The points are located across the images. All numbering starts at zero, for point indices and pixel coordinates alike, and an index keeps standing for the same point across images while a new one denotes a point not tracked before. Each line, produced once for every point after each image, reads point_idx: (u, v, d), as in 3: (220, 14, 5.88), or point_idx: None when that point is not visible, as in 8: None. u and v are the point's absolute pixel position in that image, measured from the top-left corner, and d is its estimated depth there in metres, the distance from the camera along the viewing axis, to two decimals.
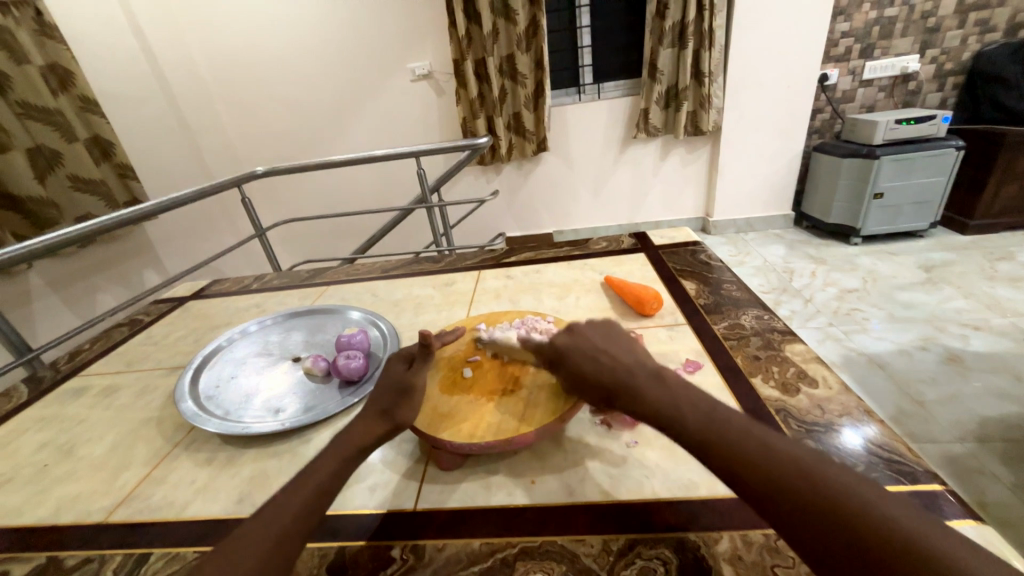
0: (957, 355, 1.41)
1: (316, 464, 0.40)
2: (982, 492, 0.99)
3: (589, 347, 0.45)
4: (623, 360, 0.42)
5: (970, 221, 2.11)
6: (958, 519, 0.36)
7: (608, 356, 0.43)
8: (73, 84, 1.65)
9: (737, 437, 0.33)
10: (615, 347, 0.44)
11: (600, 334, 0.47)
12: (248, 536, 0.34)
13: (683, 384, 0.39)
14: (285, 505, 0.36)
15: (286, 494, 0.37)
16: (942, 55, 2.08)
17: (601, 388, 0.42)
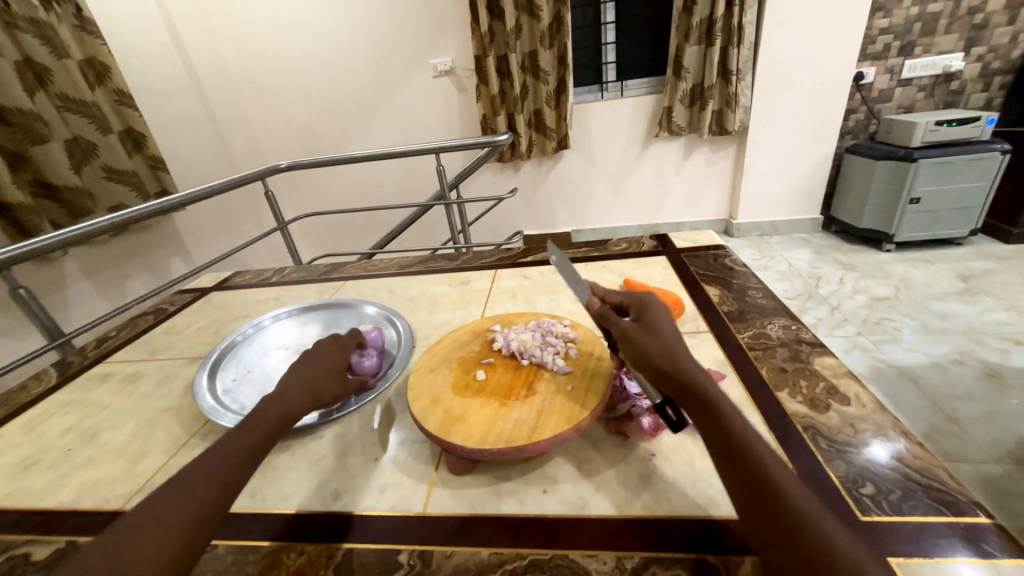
0: (996, 370, 1.34)
1: (237, 430, 0.41)
2: (1020, 516, 0.94)
3: (661, 325, 0.42)
4: (690, 355, 0.40)
5: (1013, 229, 2.00)
6: (1004, 555, 0.33)
7: (676, 345, 0.40)
8: (109, 77, 1.69)
9: (777, 481, 0.31)
10: (683, 339, 0.42)
11: (671, 317, 0.44)
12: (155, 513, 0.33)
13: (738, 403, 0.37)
14: (205, 474, 0.36)
15: (210, 456, 0.38)
16: (989, 53, 1.97)
17: (655, 366, 0.39)
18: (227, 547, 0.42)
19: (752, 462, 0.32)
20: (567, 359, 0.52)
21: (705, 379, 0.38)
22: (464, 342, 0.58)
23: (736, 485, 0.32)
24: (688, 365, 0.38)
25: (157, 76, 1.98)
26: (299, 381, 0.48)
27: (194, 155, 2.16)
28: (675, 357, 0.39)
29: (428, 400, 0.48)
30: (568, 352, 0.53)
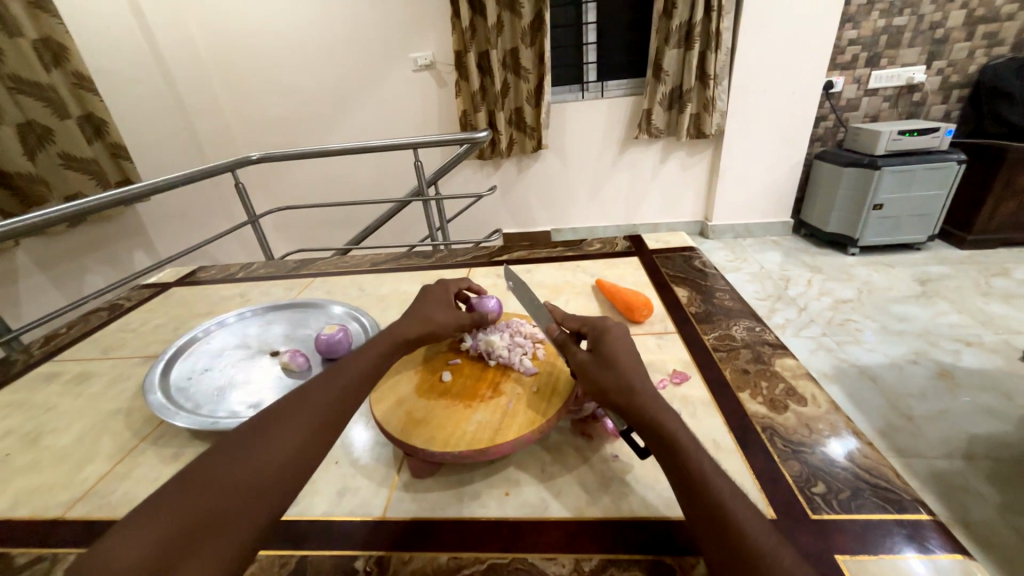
0: (949, 370, 1.40)
1: (293, 424, 0.38)
2: (966, 509, 0.99)
3: (615, 354, 0.43)
4: (646, 386, 0.40)
5: (967, 235, 2.10)
6: (942, 550, 0.34)
7: (633, 374, 0.41)
8: (66, 59, 1.60)
9: (732, 517, 0.31)
10: (639, 366, 0.42)
11: (628, 344, 0.45)
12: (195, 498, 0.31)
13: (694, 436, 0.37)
14: (248, 468, 0.34)
15: (248, 451, 0.35)
16: (949, 67, 2.07)
17: (612, 398, 0.40)
18: None
19: (704, 489, 0.33)
20: (535, 359, 0.52)
21: (662, 409, 0.38)
22: (432, 342, 0.57)
23: (691, 518, 0.33)
24: (643, 397, 0.39)
25: (121, 59, 1.88)
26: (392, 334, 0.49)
27: (161, 143, 2.07)
28: (630, 389, 0.40)
29: (390, 403, 0.47)
30: (536, 353, 0.53)
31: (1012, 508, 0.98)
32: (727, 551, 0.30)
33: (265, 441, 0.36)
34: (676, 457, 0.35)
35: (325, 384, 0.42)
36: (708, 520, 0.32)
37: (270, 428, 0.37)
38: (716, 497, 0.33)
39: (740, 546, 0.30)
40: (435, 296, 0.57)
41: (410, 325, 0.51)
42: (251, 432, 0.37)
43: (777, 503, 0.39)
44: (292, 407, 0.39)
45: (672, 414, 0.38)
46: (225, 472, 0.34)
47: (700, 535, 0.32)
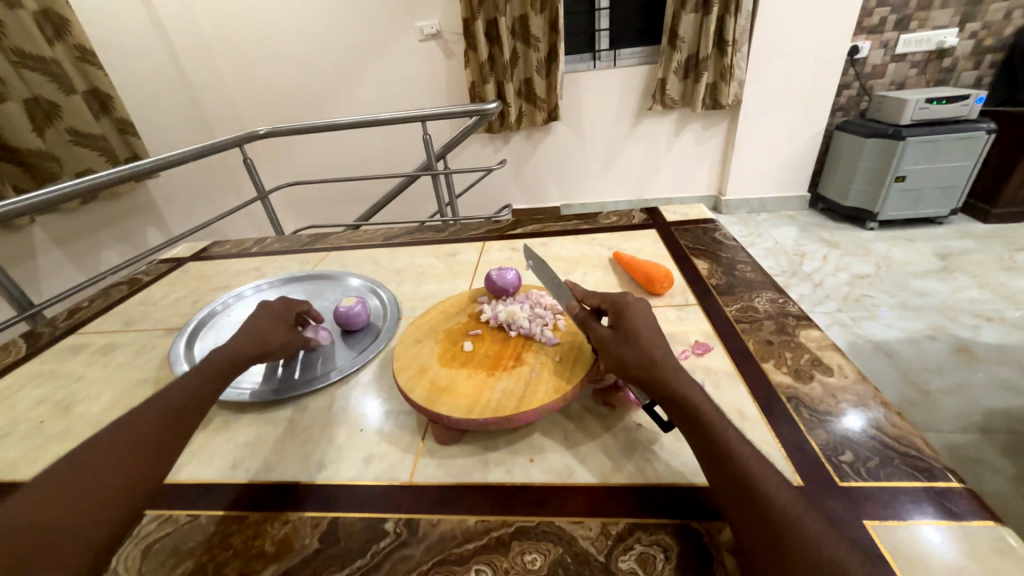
0: (967, 345, 1.38)
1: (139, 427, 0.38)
2: (980, 482, 0.99)
3: (635, 329, 0.43)
4: (666, 360, 0.40)
5: (992, 208, 2.04)
6: (973, 517, 0.34)
7: (654, 348, 0.41)
8: (68, 32, 1.57)
9: (759, 486, 0.31)
10: (660, 340, 0.42)
11: (651, 319, 0.44)
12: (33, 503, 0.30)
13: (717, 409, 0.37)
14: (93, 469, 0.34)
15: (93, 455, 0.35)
16: (983, 29, 1.96)
17: (632, 372, 0.40)
18: (209, 517, 0.41)
19: (732, 460, 0.33)
20: (556, 330, 0.52)
21: (683, 383, 0.38)
22: (451, 315, 0.57)
23: (719, 487, 0.33)
24: (664, 372, 0.38)
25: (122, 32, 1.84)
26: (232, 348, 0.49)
27: (167, 119, 2.05)
28: (650, 362, 0.39)
29: (413, 372, 0.47)
30: (557, 324, 0.53)
31: None
32: (754, 521, 0.30)
33: (103, 455, 0.35)
34: (699, 429, 0.35)
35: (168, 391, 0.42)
36: (733, 489, 0.32)
37: (102, 445, 0.36)
38: (743, 467, 0.32)
39: (768, 515, 0.30)
40: (274, 313, 0.56)
41: (246, 345, 0.50)
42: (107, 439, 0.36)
43: (804, 470, 0.39)
44: (129, 421, 0.38)
45: (695, 387, 0.38)
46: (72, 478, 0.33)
47: (727, 505, 0.32)
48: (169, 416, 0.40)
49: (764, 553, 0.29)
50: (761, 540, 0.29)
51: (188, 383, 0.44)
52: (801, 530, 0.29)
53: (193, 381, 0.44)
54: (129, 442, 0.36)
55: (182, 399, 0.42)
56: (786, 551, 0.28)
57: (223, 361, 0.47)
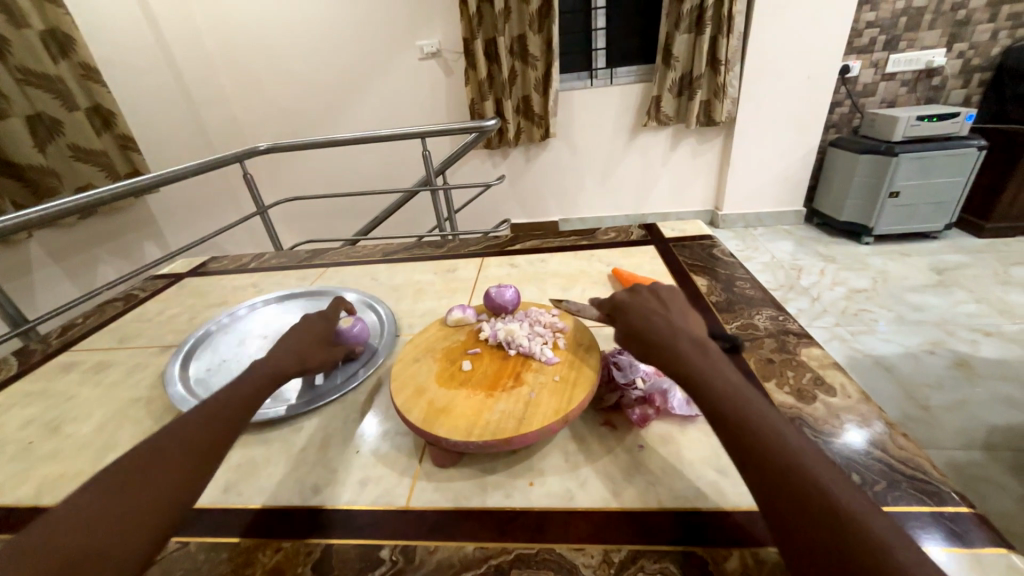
0: (967, 360, 1.38)
1: (187, 433, 0.38)
2: (985, 500, 0.98)
3: (645, 306, 0.47)
4: (674, 325, 0.43)
5: (986, 223, 2.05)
6: (984, 543, 0.33)
7: (660, 318, 0.44)
8: (73, 50, 1.58)
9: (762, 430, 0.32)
10: (674, 313, 0.46)
11: (682, 300, 0.48)
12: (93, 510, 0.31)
13: (723, 364, 0.39)
14: (145, 476, 0.34)
15: (147, 463, 0.35)
16: (970, 49, 2.00)
17: (642, 331, 0.44)
18: (199, 544, 0.40)
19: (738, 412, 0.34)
20: (556, 349, 0.51)
21: (687, 341, 0.41)
22: (450, 332, 0.57)
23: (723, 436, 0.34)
24: (665, 334, 0.42)
25: (126, 50, 1.87)
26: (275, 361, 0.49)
27: (168, 134, 2.07)
28: (656, 330, 0.43)
29: (411, 391, 0.47)
30: (557, 343, 0.52)
31: None
32: (748, 454, 0.32)
33: (148, 467, 0.35)
34: (699, 379, 0.37)
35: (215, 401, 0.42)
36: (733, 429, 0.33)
37: (143, 458, 0.36)
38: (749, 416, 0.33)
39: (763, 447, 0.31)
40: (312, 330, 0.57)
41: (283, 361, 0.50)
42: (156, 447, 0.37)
43: None
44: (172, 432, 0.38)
45: (698, 346, 0.40)
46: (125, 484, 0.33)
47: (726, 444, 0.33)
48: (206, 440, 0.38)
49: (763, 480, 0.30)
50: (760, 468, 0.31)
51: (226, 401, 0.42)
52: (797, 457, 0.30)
53: (237, 392, 0.44)
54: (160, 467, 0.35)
55: (217, 419, 0.40)
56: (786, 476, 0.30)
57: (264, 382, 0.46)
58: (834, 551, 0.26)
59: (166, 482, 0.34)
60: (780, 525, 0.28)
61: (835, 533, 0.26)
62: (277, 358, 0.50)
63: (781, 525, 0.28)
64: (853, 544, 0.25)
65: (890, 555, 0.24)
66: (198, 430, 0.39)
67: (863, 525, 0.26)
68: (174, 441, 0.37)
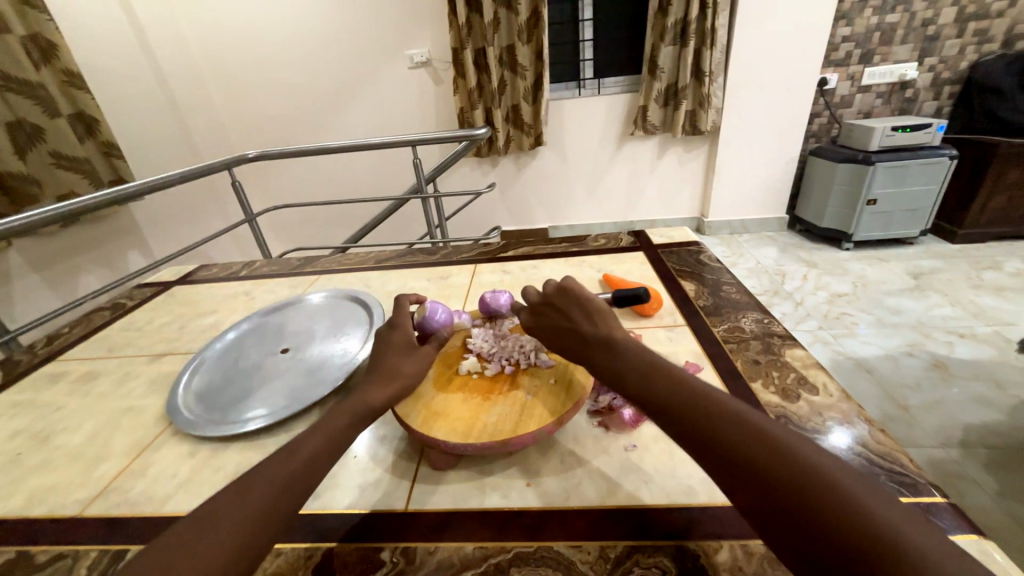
0: (943, 361, 1.43)
1: (275, 465, 0.36)
2: (963, 496, 1.01)
3: (551, 321, 0.47)
4: (581, 329, 0.44)
5: (958, 230, 2.14)
6: (958, 530, 0.35)
7: (568, 327, 0.45)
8: (56, 57, 1.57)
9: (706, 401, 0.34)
10: (576, 313, 0.46)
11: (580, 294, 0.46)
12: (183, 542, 0.30)
13: (638, 348, 0.40)
14: (232, 511, 0.32)
15: (234, 496, 0.33)
16: (940, 63, 2.10)
17: (565, 352, 0.45)
18: None
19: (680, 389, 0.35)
20: (550, 353, 0.52)
21: (598, 343, 0.42)
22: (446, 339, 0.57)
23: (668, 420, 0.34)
24: (583, 347, 0.43)
25: (109, 57, 1.84)
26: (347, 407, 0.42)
27: (153, 141, 2.04)
28: (574, 344, 0.44)
29: (410, 396, 0.47)
30: None
31: (1008, 495, 1.00)
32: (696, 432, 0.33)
33: (233, 502, 0.33)
34: (625, 378, 0.38)
35: (312, 430, 0.39)
36: (670, 418, 0.34)
37: (234, 491, 0.34)
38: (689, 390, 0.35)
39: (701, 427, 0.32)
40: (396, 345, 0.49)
41: (378, 389, 0.44)
42: (248, 479, 0.35)
43: None
44: (264, 466, 0.36)
45: (608, 344, 0.41)
46: (210, 520, 0.32)
47: (669, 434, 0.34)
48: (252, 515, 0.32)
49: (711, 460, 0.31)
50: (706, 450, 0.32)
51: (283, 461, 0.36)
52: (732, 422, 0.32)
53: (330, 422, 0.40)
54: (197, 548, 0.30)
55: (308, 452, 0.37)
56: (729, 450, 0.31)
57: (333, 434, 0.39)
58: (791, 507, 0.27)
59: (239, 524, 0.32)
60: (753, 505, 0.29)
61: (786, 489, 0.28)
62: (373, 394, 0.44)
63: (743, 497, 0.29)
64: (804, 493, 0.27)
65: (833, 497, 0.27)
66: (247, 499, 0.33)
67: (809, 473, 0.28)
68: (217, 515, 0.32)
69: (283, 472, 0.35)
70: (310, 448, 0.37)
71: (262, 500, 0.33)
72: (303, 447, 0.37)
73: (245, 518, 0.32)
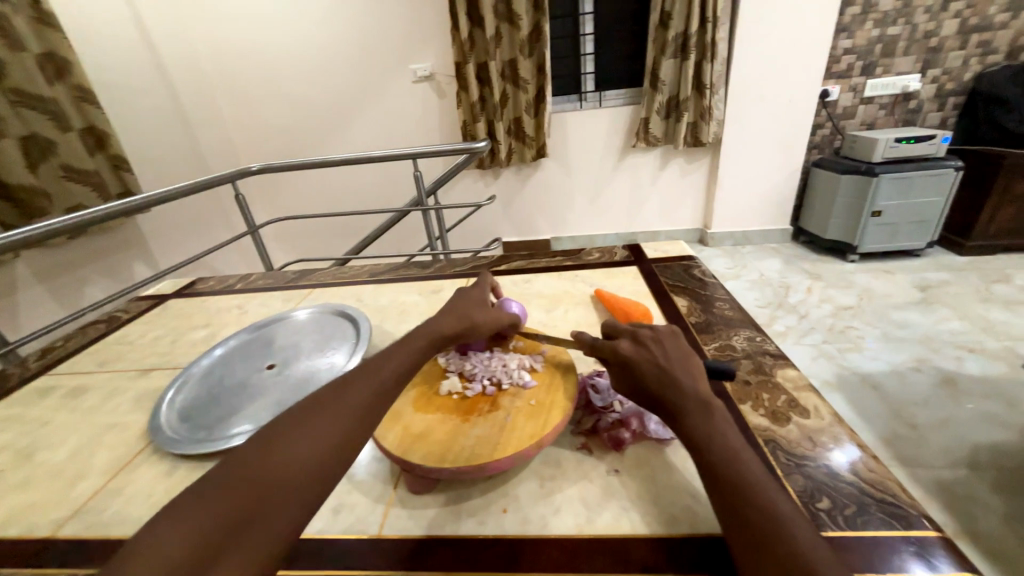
0: (951, 377, 1.39)
1: (332, 412, 0.39)
2: (972, 519, 0.97)
3: (649, 359, 0.44)
4: (675, 377, 0.41)
5: (966, 241, 2.10)
6: (951, 567, 0.34)
7: (663, 372, 0.42)
8: (70, 73, 1.61)
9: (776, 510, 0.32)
10: (680, 363, 0.43)
11: (683, 347, 0.45)
12: (250, 472, 0.34)
13: (730, 425, 0.38)
14: (293, 448, 0.36)
15: (293, 438, 0.37)
16: (943, 75, 2.08)
17: (646, 393, 0.42)
18: None
19: (752, 488, 0.33)
20: (533, 372, 0.52)
21: (691, 400, 0.40)
22: None
23: (727, 514, 0.33)
24: (672, 392, 0.41)
25: (122, 73, 1.89)
26: (386, 364, 0.45)
27: (163, 154, 2.08)
28: (661, 387, 0.41)
29: (388, 417, 0.47)
30: (535, 366, 0.53)
31: (1017, 517, 0.97)
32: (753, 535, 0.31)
33: (298, 441, 0.36)
34: (702, 442, 0.37)
35: (355, 384, 0.42)
36: (732, 499, 0.33)
37: (295, 432, 0.37)
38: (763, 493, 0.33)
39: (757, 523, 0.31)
40: (473, 299, 0.58)
41: (397, 354, 0.47)
42: (302, 422, 0.38)
43: None
44: (319, 411, 0.39)
45: (703, 406, 0.39)
46: (279, 455, 0.35)
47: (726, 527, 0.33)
48: (317, 452, 0.36)
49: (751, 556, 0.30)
50: (758, 555, 0.30)
51: (321, 420, 0.38)
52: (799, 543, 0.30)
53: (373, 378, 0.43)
54: (271, 470, 0.34)
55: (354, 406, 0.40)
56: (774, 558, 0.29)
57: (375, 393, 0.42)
58: None
59: (301, 464, 0.35)
60: None
61: None
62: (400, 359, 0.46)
63: None
64: None
65: None
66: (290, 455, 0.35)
67: None
68: (276, 455, 0.35)
69: (323, 435, 0.37)
70: (352, 406, 0.40)
71: (324, 440, 0.37)
72: (339, 412, 0.39)
73: (295, 461, 0.35)
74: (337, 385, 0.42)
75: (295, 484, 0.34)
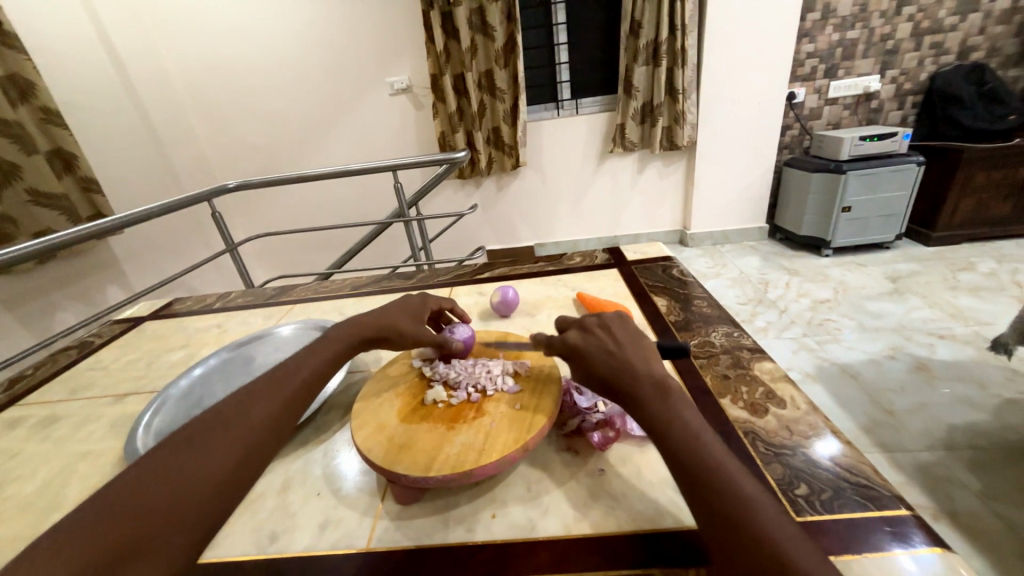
0: (925, 364, 1.44)
1: (229, 429, 0.40)
2: (953, 501, 1.00)
3: (599, 344, 0.45)
4: (629, 362, 0.42)
5: (932, 233, 2.19)
6: (924, 544, 0.35)
7: (615, 356, 0.43)
8: (34, 95, 1.57)
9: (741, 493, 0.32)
10: (631, 349, 0.44)
11: (636, 332, 0.46)
12: (136, 498, 0.34)
13: (689, 408, 0.39)
14: (185, 469, 0.36)
15: (185, 460, 0.37)
16: (901, 75, 2.18)
17: (597, 377, 0.43)
18: None
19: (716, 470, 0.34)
20: (517, 377, 0.52)
21: (646, 383, 0.40)
22: (408, 365, 0.57)
23: (695, 498, 0.33)
24: (626, 377, 0.41)
25: (90, 94, 1.85)
26: (288, 378, 0.46)
27: (135, 174, 2.03)
28: (611, 372, 0.42)
29: (375, 427, 0.47)
30: (518, 370, 0.53)
31: (993, 496, 1.00)
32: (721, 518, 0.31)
33: (191, 461, 0.37)
34: (664, 425, 0.37)
35: (252, 402, 0.43)
36: (696, 482, 0.34)
37: (184, 454, 0.37)
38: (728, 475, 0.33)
39: (726, 507, 0.32)
40: (403, 309, 0.59)
41: (303, 368, 0.48)
42: (195, 444, 0.38)
43: None
44: (212, 431, 0.40)
45: (660, 390, 0.40)
46: (170, 479, 0.35)
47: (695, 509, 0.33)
48: (216, 472, 0.37)
49: (725, 545, 0.30)
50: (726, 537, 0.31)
51: (224, 433, 0.39)
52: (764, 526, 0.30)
53: (273, 395, 0.44)
54: (160, 495, 0.34)
55: (253, 423, 0.41)
56: (749, 541, 0.30)
57: (275, 409, 0.43)
58: None
59: (198, 484, 0.36)
60: None
61: None
62: (305, 374, 0.47)
63: None
64: None
65: None
66: (194, 466, 0.36)
67: None
68: (169, 479, 0.35)
69: (229, 447, 0.39)
70: (251, 424, 0.41)
71: (223, 459, 0.38)
72: (235, 432, 0.40)
73: (192, 482, 0.36)
74: (243, 398, 0.43)
75: (194, 505, 0.35)
